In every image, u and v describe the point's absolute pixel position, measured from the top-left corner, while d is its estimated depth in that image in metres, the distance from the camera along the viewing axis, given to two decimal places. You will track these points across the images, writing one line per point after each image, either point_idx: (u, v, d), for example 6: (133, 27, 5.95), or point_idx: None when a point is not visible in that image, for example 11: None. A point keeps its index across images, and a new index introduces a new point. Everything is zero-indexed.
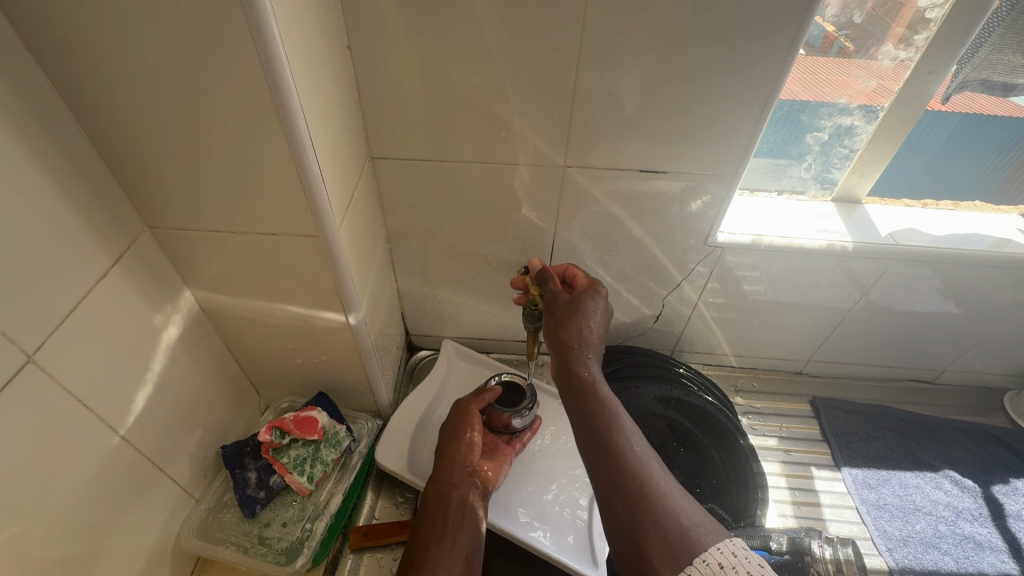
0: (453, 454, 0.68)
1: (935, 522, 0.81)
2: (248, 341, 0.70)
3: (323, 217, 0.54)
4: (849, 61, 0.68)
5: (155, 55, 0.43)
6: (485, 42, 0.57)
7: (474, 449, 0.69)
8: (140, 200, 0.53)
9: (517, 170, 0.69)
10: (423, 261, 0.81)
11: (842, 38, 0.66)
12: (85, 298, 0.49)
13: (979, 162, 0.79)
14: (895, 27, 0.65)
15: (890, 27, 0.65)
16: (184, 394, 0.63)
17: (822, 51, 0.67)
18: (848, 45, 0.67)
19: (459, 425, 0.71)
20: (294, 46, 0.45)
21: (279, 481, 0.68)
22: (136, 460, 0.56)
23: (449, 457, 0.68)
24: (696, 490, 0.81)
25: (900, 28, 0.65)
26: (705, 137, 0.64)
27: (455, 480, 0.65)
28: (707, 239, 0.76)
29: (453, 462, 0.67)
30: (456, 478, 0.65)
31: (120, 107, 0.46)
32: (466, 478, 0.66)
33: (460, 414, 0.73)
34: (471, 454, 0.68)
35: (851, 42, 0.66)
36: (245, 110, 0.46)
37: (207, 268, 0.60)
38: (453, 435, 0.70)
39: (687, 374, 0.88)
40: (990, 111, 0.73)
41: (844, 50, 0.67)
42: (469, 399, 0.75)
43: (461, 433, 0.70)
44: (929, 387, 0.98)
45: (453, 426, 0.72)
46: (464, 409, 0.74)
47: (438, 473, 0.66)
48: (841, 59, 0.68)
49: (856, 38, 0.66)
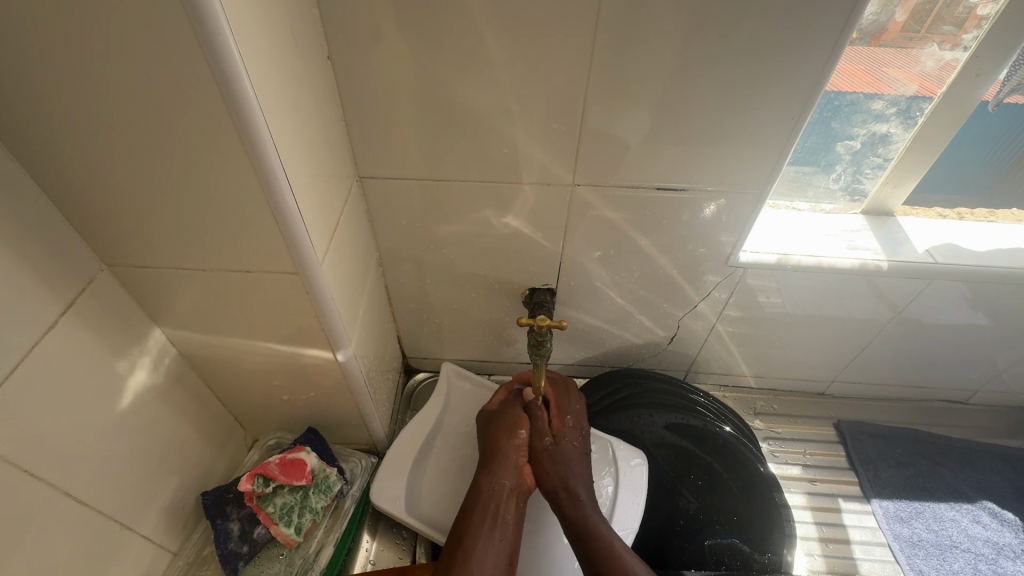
0: (505, 453, 0.65)
1: (974, 561, 0.76)
2: (228, 378, 0.64)
3: (302, 252, 0.48)
4: (852, 51, 0.59)
5: (96, 81, 0.36)
6: (482, 51, 0.51)
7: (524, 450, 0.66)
8: (94, 237, 0.47)
9: (520, 189, 0.62)
10: (418, 283, 0.75)
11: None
12: (31, 354, 0.43)
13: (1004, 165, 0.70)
14: (901, 9, 0.57)
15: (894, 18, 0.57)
16: (156, 442, 0.57)
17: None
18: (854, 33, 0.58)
19: (511, 423, 0.68)
20: (260, 63, 0.39)
21: (264, 533, 0.62)
22: (101, 523, 0.51)
23: (498, 457, 0.65)
24: (713, 526, 0.75)
25: (904, 18, 0.57)
26: (727, 151, 0.58)
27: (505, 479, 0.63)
28: (729, 258, 0.70)
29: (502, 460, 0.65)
30: (505, 476, 0.63)
31: (59, 137, 0.40)
32: (513, 478, 0.64)
33: (507, 413, 0.70)
34: (519, 455, 0.66)
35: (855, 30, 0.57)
36: (206, 139, 0.40)
37: (177, 306, 0.54)
38: (503, 434, 0.67)
39: (706, 402, 0.82)
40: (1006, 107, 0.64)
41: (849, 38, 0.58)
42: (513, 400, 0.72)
43: (513, 432, 0.67)
44: (959, 406, 0.92)
45: (501, 425, 0.69)
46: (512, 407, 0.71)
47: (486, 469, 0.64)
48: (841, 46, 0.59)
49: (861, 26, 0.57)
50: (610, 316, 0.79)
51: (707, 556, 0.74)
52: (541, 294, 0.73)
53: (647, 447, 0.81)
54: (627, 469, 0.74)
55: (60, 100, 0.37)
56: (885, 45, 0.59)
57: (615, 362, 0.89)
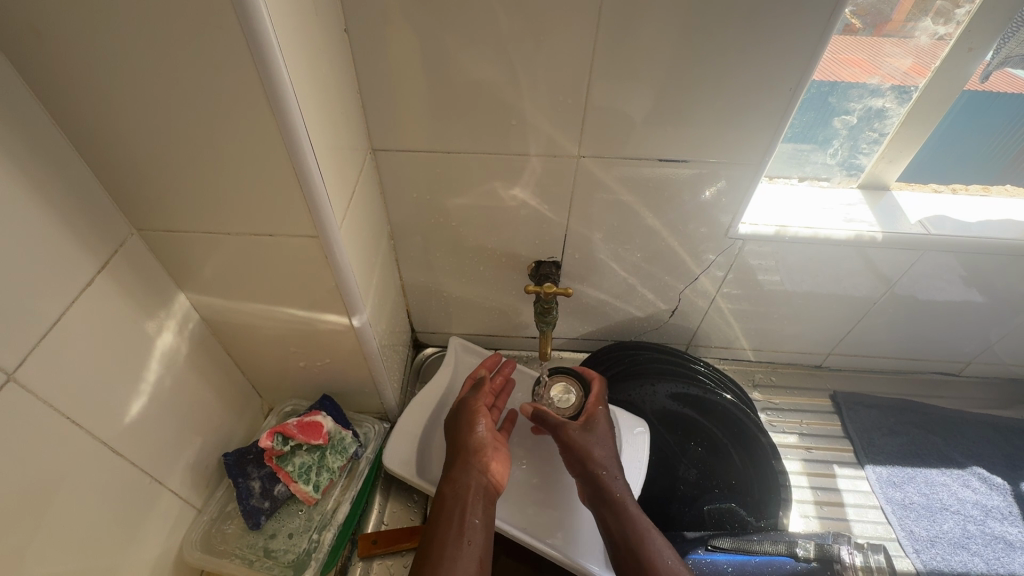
0: (465, 456, 0.64)
1: (963, 522, 0.79)
2: (248, 344, 0.67)
3: (322, 217, 0.50)
4: (854, 40, 0.63)
5: (133, 46, 0.39)
6: (493, 25, 0.53)
7: (483, 448, 0.65)
8: (126, 202, 0.49)
9: (528, 161, 0.65)
10: (428, 257, 0.78)
11: (847, 15, 0.60)
12: (70, 309, 0.46)
13: (1000, 143, 0.72)
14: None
15: (897, 5, 0.60)
16: (181, 402, 0.60)
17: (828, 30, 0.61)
18: (854, 22, 0.61)
19: (468, 421, 0.68)
20: (286, 31, 0.41)
21: (284, 490, 0.65)
22: (132, 474, 0.54)
23: (461, 458, 0.65)
24: (713, 490, 0.79)
25: (907, 4, 0.60)
26: (728, 123, 0.60)
27: (467, 482, 0.62)
28: (728, 231, 0.72)
29: (464, 460, 0.64)
30: (467, 480, 0.62)
31: (96, 102, 0.42)
32: (477, 481, 0.63)
33: (466, 412, 0.69)
34: (479, 455, 0.65)
35: (858, 19, 0.61)
36: (234, 103, 0.42)
37: (202, 271, 0.57)
38: (463, 436, 0.66)
39: (705, 370, 0.83)
40: (999, 90, 0.67)
41: (849, 26, 0.61)
42: (472, 395, 0.72)
43: (471, 432, 0.66)
44: (952, 378, 0.94)
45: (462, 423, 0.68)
46: (468, 406, 0.70)
47: (449, 472, 0.63)
48: (846, 37, 0.62)
49: (862, 15, 0.60)
50: (614, 289, 0.82)
51: (707, 518, 0.78)
52: (547, 267, 0.77)
53: (649, 416, 0.83)
54: (630, 437, 0.78)
55: (99, 66, 0.40)
56: (888, 34, 0.62)
57: (618, 336, 0.92)
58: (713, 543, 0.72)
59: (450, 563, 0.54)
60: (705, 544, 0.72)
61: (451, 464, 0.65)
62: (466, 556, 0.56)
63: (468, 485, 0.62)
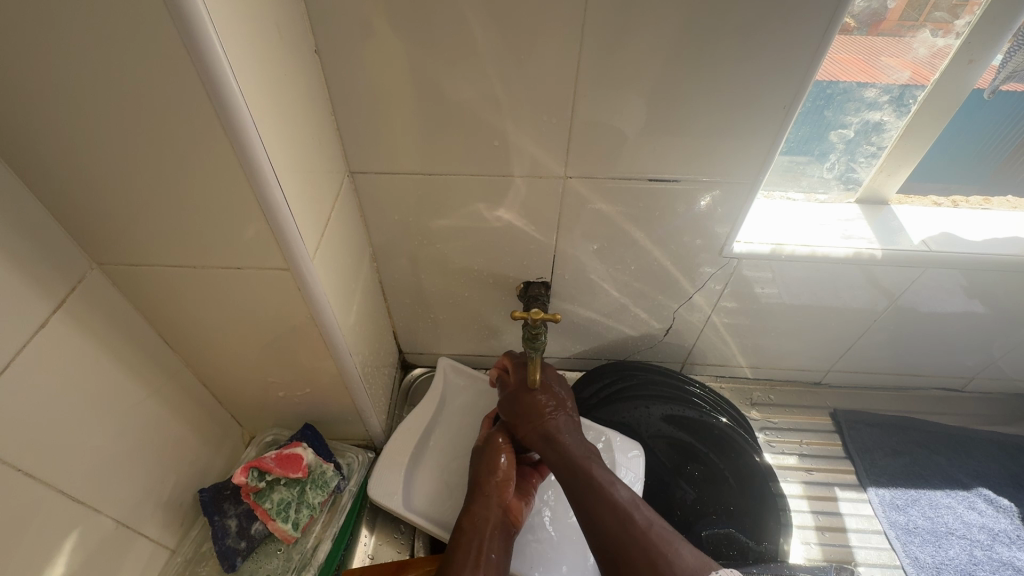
0: (484, 489, 0.63)
1: (970, 547, 0.76)
2: (223, 374, 0.64)
3: (292, 248, 0.48)
4: (850, 40, 0.59)
5: (81, 78, 0.36)
6: (470, 43, 0.51)
7: (506, 483, 0.63)
8: (82, 235, 0.47)
9: (512, 181, 0.62)
10: (413, 278, 0.75)
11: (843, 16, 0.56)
12: (22, 354, 0.43)
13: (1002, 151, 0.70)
14: None
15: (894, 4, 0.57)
16: (151, 439, 0.58)
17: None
18: (848, 22, 0.58)
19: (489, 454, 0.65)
20: (244, 56, 0.39)
21: (261, 529, 0.63)
22: (97, 520, 0.51)
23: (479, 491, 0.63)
24: (711, 516, 0.76)
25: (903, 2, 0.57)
26: (718, 140, 0.58)
27: (486, 516, 0.60)
28: (723, 249, 0.70)
29: (484, 493, 0.62)
30: (485, 513, 0.61)
31: (41, 135, 0.39)
32: (494, 515, 0.61)
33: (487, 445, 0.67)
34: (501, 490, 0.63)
35: (852, 18, 0.57)
36: (189, 132, 0.39)
37: (169, 303, 0.54)
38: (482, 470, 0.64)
39: (700, 393, 0.82)
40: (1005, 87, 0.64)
41: (844, 26, 0.58)
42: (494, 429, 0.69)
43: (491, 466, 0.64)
44: (954, 395, 0.92)
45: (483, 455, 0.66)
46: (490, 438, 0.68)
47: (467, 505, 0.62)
48: (841, 37, 0.59)
49: (857, 14, 0.57)
50: (606, 309, 0.79)
51: (704, 545, 0.74)
52: (536, 288, 0.73)
53: (645, 439, 0.81)
54: (624, 461, 0.75)
55: (44, 98, 0.37)
56: (884, 34, 0.59)
57: (611, 355, 0.89)
58: None
59: None
60: None
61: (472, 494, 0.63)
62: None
63: (486, 517, 0.61)
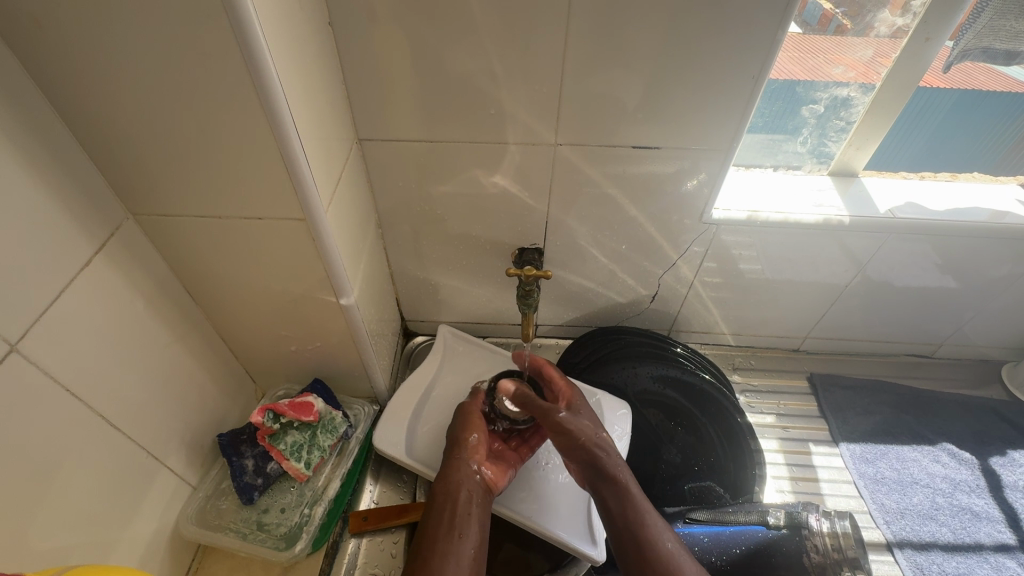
0: (458, 454, 0.66)
1: (932, 494, 0.82)
2: (240, 328, 0.69)
3: (309, 201, 0.53)
4: (848, 39, 0.67)
5: (129, 40, 0.41)
6: (469, 18, 0.56)
7: (477, 448, 0.67)
8: (121, 186, 0.52)
9: (507, 149, 0.67)
10: (415, 245, 0.80)
11: (839, 15, 0.64)
12: (68, 289, 0.48)
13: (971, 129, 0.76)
14: (890, 7, 0.64)
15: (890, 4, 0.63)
16: (176, 382, 0.63)
17: (821, 30, 0.65)
18: (846, 22, 0.65)
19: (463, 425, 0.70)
20: (271, 22, 0.44)
21: (276, 468, 0.69)
22: (129, 449, 0.57)
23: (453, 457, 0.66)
24: (695, 469, 0.82)
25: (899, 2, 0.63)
26: (697, 110, 0.63)
27: (459, 479, 0.64)
28: (702, 216, 0.75)
29: (456, 458, 0.66)
30: (459, 477, 0.64)
31: (91, 92, 0.45)
32: (469, 479, 0.64)
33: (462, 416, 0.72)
34: (472, 454, 0.67)
35: (849, 20, 0.65)
36: (221, 90, 0.44)
37: (195, 256, 0.59)
38: (457, 435, 0.69)
39: (684, 353, 0.87)
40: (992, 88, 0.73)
41: (841, 27, 0.66)
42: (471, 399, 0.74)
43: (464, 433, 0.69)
44: (926, 360, 0.98)
45: (457, 426, 0.71)
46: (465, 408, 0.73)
47: (441, 471, 0.65)
48: (838, 36, 0.66)
49: (853, 15, 0.64)
50: (595, 276, 0.85)
51: (687, 497, 0.81)
52: (529, 254, 0.79)
53: (632, 398, 0.86)
54: (615, 418, 0.80)
55: (96, 57, 0.42)
56: (882, 35, 0.66)
57: (602, 322, 0.94)
58: (691, 516, 0.74)
59: (440, 560, 0.55)
60: (685, 517, 0.74)
61: (448, 461, 0.66)
62: (458, 552, 0.57)
63: (459, 482, 0.64)
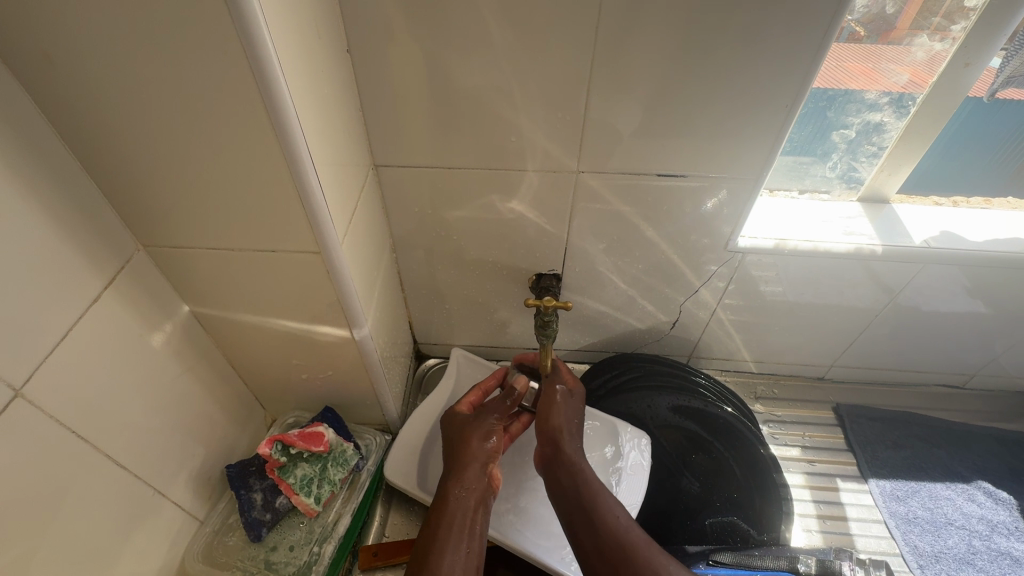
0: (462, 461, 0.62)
1: (968, 537, 0.78)
2: (251, 356, 0.68)
3: (323, 232, 0.52)
4: (858, 48, 0.62)
5: (141, 73, 0.40)
6: (490, 44, 0.54)
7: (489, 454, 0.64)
8: (131, 218, 0.51)
9: (526, 176, 0.65)
10: (430, 269, 0.78)
11: (852, 23, 0.60)
12: (75, 328, 0.46)
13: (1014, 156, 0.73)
14: (903, 17, 0.60)
15: (902, 13, 0.60)
16: (184, 414, 0.61)
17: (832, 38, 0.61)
18: (859, 30, 0.61)
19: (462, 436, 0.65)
20: (287, 52, 0.42)
21: (285, 503, 0.67)
22: (136, 486, 0.55)
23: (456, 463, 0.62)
24: (714, 504, 0.79)
25: (913, 11, 0.60)
26: (724, 137, 0.60)
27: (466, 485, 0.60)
28: (728, 243, 0.72)
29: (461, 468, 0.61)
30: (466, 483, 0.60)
31: (102, 125, 0.43)
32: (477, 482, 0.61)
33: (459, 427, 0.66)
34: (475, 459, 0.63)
35: (863, 27, 0.61)
36: (235, 122, 0.43)
37: (206, 285, 0.57)
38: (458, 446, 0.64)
39: (706, 383, 0.84)
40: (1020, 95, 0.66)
41: (854, 35, 0.61)
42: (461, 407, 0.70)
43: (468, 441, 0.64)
44: (957, 391, 0.94)
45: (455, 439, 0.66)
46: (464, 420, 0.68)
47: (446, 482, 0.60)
48: (851, 44, 0.62)
49: (867, 22, 0.60)
50: (613, 301, 0.82)
51: (709, 533, 0.77)
52: (547, 279, 0.77)
53: (651, 429, 0.83)
54: (632, 450, 0.77)
55: (108, 90, 0.41)
56: (892, 43, 0.62)
57: (620, 348, 0.92)
58: (716, 558, 0.71)
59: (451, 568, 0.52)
60: (707, 558, 0.71)
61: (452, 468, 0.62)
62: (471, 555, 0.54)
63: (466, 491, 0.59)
